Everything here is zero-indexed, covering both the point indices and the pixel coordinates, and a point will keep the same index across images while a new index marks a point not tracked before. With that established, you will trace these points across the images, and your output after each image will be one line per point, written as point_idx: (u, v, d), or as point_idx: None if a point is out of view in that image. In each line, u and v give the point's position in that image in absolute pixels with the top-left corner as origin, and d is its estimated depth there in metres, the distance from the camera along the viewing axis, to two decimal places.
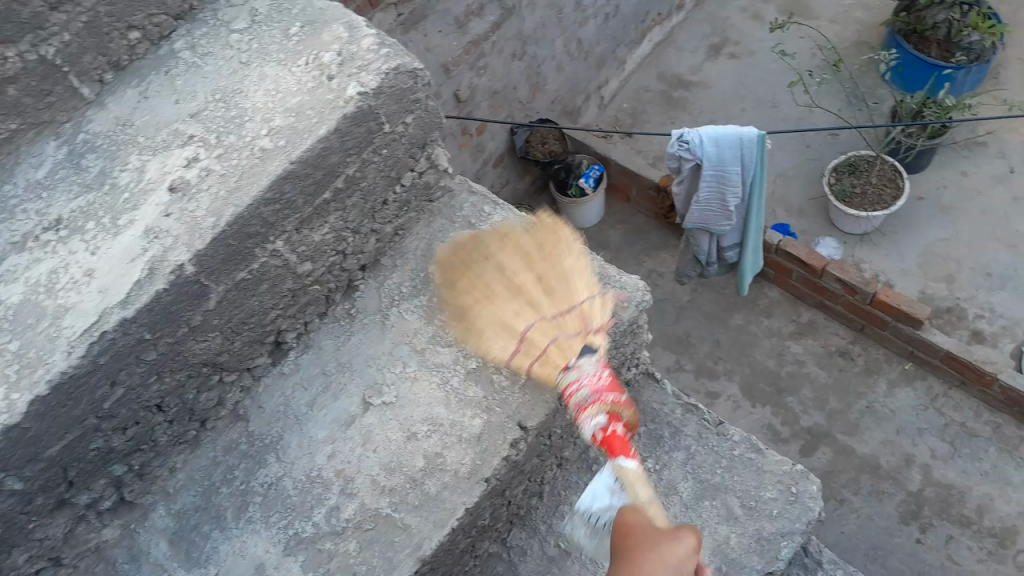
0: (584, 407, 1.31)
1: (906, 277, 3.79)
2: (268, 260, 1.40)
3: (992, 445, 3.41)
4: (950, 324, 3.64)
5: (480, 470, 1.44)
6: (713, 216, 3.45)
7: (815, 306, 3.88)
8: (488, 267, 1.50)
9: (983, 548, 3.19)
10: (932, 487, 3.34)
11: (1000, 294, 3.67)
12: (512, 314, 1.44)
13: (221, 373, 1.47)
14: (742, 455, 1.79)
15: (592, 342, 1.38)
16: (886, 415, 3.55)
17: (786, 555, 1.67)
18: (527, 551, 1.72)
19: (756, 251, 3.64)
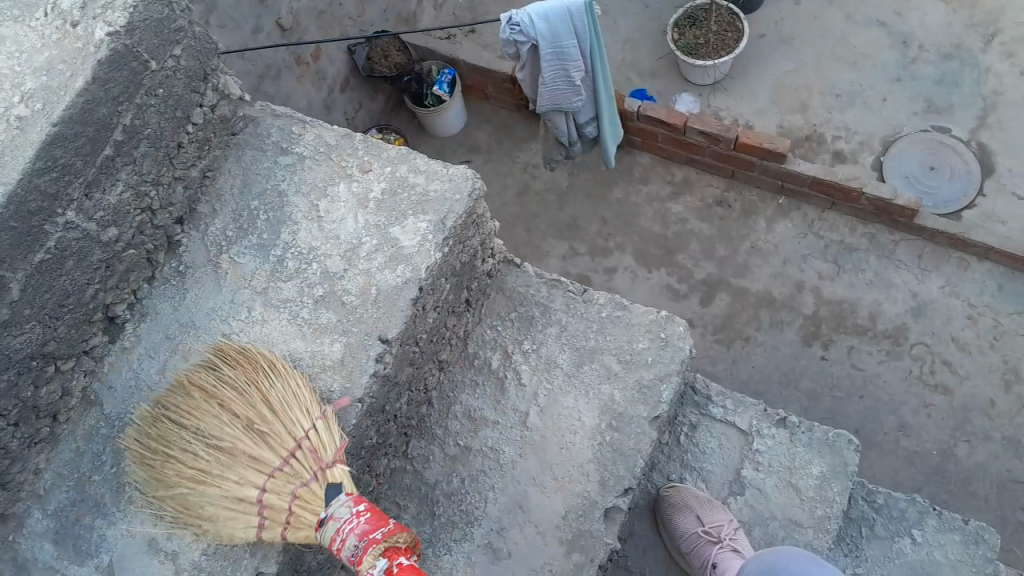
0: (358, 559, 1.23)
1: (763, 115, 3.29)
2: (64, 234, 1.31)
3: (870, 255, 3.05)
4: (809, 152, 3.21)
5: (352, 392, 1.44)
6: (563, 95, 2.88)
7: (686, 164, 3.32)
8: (196, 438, 1.36)
9: (882, 351, 2.91)
10: (826, 306, 3.01)
11: (852, 111, 3.24)
12: (236, 483, 1.33)
13: (56, 363, 1.39)
14: (609, 314, 1.83)
15: (335, 479, 1.34)
16: (771, 250, 3.13)
17: (668, 397, 1.75)
18: (430, 458, 1.77)
19: (613, 121, 3.12)
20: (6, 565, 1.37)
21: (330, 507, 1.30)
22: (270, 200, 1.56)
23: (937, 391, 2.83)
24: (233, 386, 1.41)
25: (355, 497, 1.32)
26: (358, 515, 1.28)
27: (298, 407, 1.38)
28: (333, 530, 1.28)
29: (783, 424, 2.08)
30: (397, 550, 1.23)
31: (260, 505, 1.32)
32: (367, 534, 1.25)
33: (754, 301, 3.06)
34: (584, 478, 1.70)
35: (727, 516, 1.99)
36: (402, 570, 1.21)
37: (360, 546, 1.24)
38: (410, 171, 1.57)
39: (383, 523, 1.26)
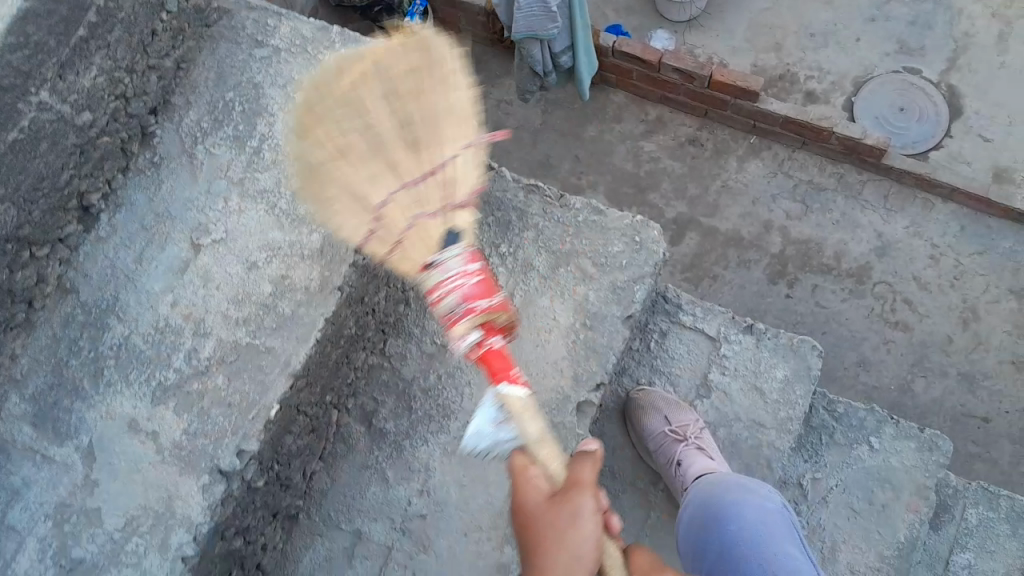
0: (453, 320, 1.17)
1: (737, 55, 3.26)
2: (38, 115, 1.31)
3: (838, 196, 3.08)
4: (781, 94, 3.21)
5: (331, 281, 1.45)
6: (539, 23, 2.74)
7: (659, 102, 3.25)
8: (350, 118, 1.23)
9: (845, 289, 2.99)
10: (792, 245, 3.05)
11: (825, 53, 3.23)
12: (366, 179, 1.25)
13: (32, 248, 1.40)
14: (585, 219, 1.86)
15: (455, 226, 1.25)
16: (741, 190, 3.14)
17: (642, 298, 1.80)
18: (407, 356, 1.80)
19: (589, 52, 2.98)
20: None
21: (440, 255, 1.21)
22: (245, 92, 1.55)
23: (897, 329, 2.94)
24: (414, 71, 1.26)
25: (470, 251, 1.23)
26: (468, 274, 1.19)
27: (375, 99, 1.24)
28: (437, 280, 1.19)
29: (750, 331, 2.15)
30: (492, 329, 1.19)
31: (376, 217, 1.24)
32: (470, 299, 1.17)
33: (722, 242, 3.09)
34: (557, 373, 1.76)
35: (694, 417, 2.05)
36: (489, 351, 1.19)
37: (457, 312, 1.17)
38: None
39: (487, 295, 1.19)
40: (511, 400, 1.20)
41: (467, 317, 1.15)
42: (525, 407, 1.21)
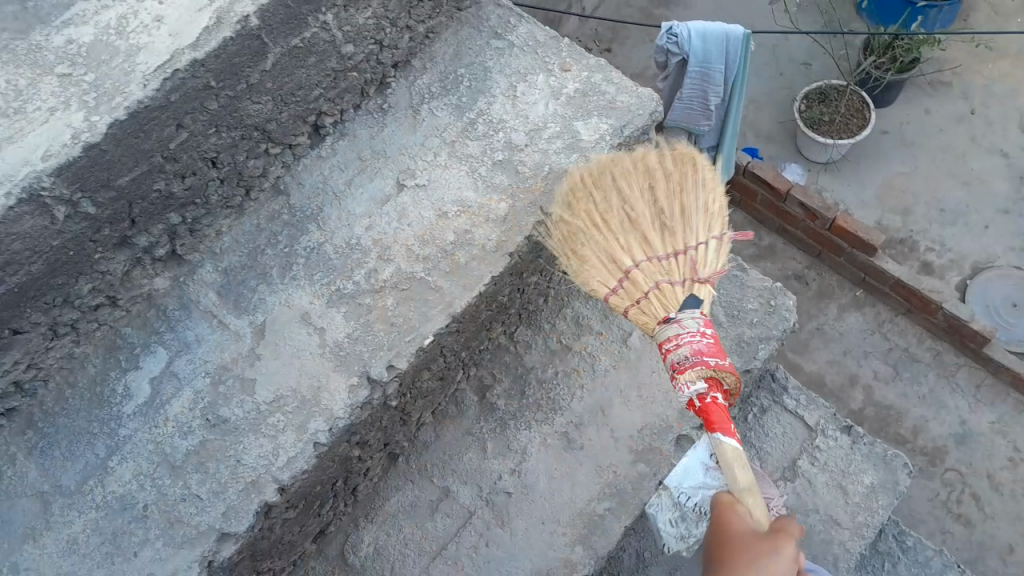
0: (682, 369, 1.36)
1: (864, 208, 3.69)
2: (318, 32, 1.51)
3: (930, 370, 3.34)
4: (901, 254, 3.60)
5: (506, 245, 1.59)
6: (694, 117, 3.19)
7: (776, 232, 3.68)
8: (613, 196, 1.56)
9: (914, 465, 3.21)
10: (872, 406, 3.31)
11: (952, 228, 3.63)
12: (625, 247, 1.53)
13: (268, 144, 1.59)
14: (727, 271, 1.97)
15: (697, 293, 1.47)
16: (835, 335, 3.46)
17: (763, 356, 1.88)
18: (532, 345, 1.90)
19: (731, 157, 3.40)
20: (172, 300, 1.54)
21: (681, 312, 1.42)
22: (475, 73, 1.75)
23: (957, 521, 3.12)
24: (674, 179, 1.56)
25: (708, 316, 1.41)
26: (702, 334, 1.38)
27: (626, 212, 1.55)
28: (675, 332, 1.40)
29: (847, 431, 2.19)
30: (717, 385, 1.37)
31: (624, 276, 1.51)
32: (702, 353, 1.36)
33: (803, 380, 3.41)
34: (666, 403, 1.84)
35: (776, 492, 2.06)
36: (712, 406, 1.37)
37: (691, 359, 1.36)
38: (603, 80, 1.74)
39: (719, 355, 1.36)
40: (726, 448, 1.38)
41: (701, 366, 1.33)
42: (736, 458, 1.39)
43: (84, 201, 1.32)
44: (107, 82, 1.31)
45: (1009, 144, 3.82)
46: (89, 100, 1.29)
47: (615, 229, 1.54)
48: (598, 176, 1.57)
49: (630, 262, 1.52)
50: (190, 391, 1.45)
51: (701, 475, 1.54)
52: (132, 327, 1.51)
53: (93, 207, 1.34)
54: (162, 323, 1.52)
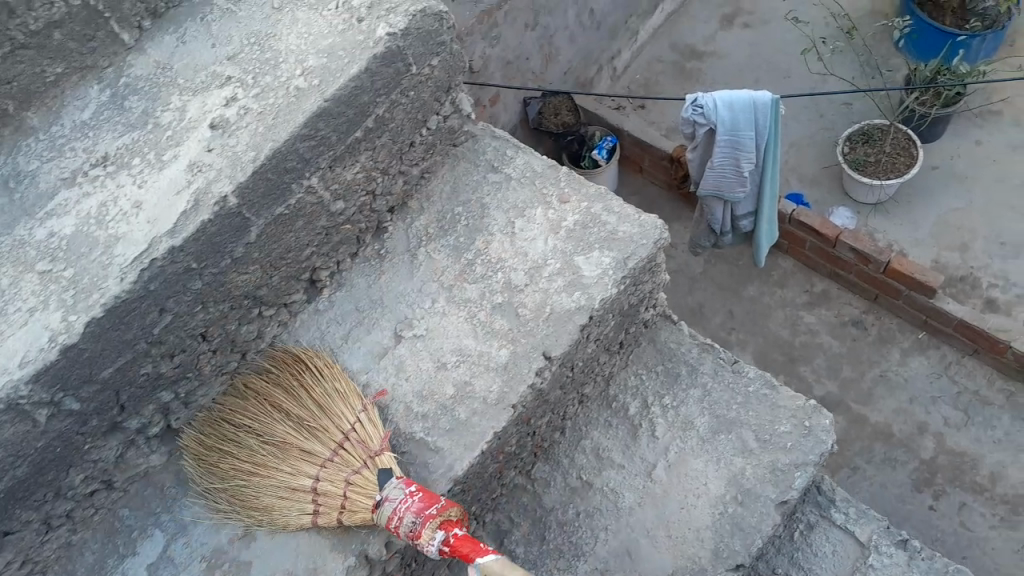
0: (417, 533, 1.29)
1: (919, 246, 3.41)
2: (304, 196, 1.46)
3: (1005, 413, 3.01)
4: (962, 294, 3.29)
5: (507, 397, 1.51)
6: (727, 183, 3.06)
7: (829, 276, 3.42)
8: (274, 436, 1.46)
9: (995, 515, 2.86)
10: (945, 455, 2.97)
11: (1015, 262, 3.32)
12: (292, 473, 1.42)
13: (261, 308, 1.54)
14: (756, 390, 1.86)
15: (384, 465, 1.39)
16: (900, 384, 3.14)
17: (801, 485, 1.73)
18: (551, 483, 1.81)
19: (771, 220, 3.24)
20: (170, 474, 1.52)
21: (383, 490, 1.35)
22: (472, 210, 1.69)
23: None
24: (329, 389, 1.50)
25: (406, 478, 1.37)
26: (410, 495, 1.33)
27: (345, 396, 1.48)
28: (388, 513, 1.32)
29: (903, 545, 2.01)
30: (452, 523, 1.31)
31: (314, 492, 1.40)
32: (422, 511, 1.30)
33: (869, 432, 3.07)
34: (698, 543, 1.70)
35: None
36: (460, 541, 1.29)
37: (418, 522, 1.29)
38: (604, 211, 1.65)
39: (434, 500, 1.32)
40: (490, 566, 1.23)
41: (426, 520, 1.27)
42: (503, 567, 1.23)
43: (66, 398, 1.29)
44: (86, 278, 1.28)
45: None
46: (66, 299, 1.27)
47: (327, 395, 1.49)
48: (251, 454, 1.45)
49: (323, 460, 1.42)
50: None
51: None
52: (130, 508, 1.49)
53: (77, 403, 1.31)
54: (159, 503, 1.49)
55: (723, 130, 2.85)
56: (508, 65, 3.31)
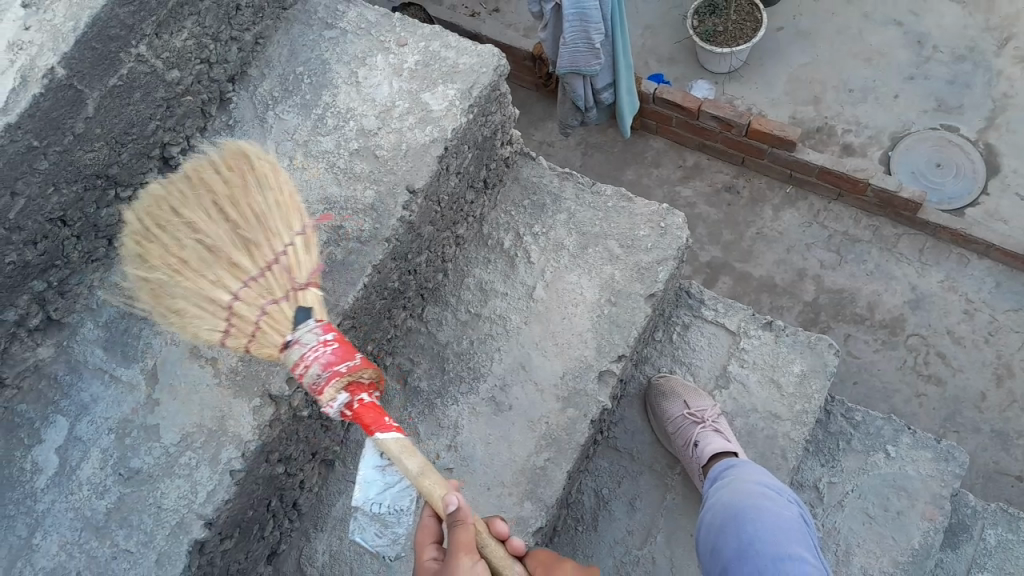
0: (318, 389, 1.23)
1: (776, 107, 3.59)
2: (135, 65, 1.48)
3: (873, 248, 3.27)
4: (821, 142, 3.50)
5: (380, 232, 1.59)
6: (582, 58, 3.06)
7: (697, 148, 3.56)
8: None
9: (877, 339, 3.14)
10: (826, 295, 3.23)
11: (863, 106, 3.53)
12: None
13: (117, 189, 1.56)
14: (614, 205, 2.00)
15: (303, 302, 1.34)
16: (777, 237, 3.36)
17: (665, 277, 1.90)
18: (443, 321, 1.93)
19: (630, 89, 3.31)
20: (61, 365, 1.53)
21: (296, 331, 1.30)
22: (314, 68, 1.73)
23: (931, 383, 3.06)
24: None
25: (324, 324, 1.31)
26: (325, 344, 1.27)
27: (285, 210, 1.41)
28: (297, 356, 1.27)
29: (769, 327, 2.23)
30: (360, 388, 1.26)
31: None
32: (331, 366, 1.24)
33: (755, 287, 3.30)
34: (582, 345, 1.85)
35: (710, 404, 2.11)
36: (364, 408, 1.26)
37: (323, 377, 1.24)
38: (441, 47, 1.72)
39: (348, 357, 1.26)
40: (386, 443, 1.24)
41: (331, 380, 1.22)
42: (399, 447, 1.24)
43: None
44: None
45: (900, 12, 3.69)
46: None
47: None
48: None
49: None
50: (98, 450, 1.45)
51: (373, 479, 1.30)
52: (26, 402, 1.51)
53: None
54: (56, 391, 1.51)
55: None
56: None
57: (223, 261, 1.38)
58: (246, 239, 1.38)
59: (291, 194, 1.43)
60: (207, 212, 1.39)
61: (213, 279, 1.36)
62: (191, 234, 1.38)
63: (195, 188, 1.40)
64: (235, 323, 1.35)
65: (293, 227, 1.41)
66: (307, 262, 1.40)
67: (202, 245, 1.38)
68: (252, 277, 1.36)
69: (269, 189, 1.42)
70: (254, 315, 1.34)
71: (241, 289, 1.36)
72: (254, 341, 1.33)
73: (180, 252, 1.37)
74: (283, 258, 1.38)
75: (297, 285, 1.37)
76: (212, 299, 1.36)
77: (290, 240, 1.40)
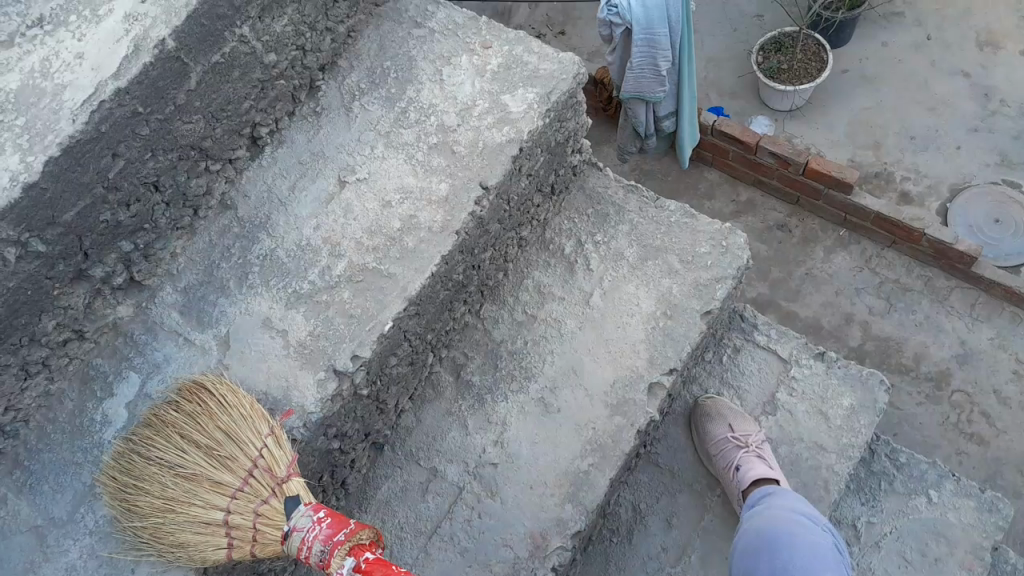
0: (326, 562, 1.30)
1: (836, 148, 3.56)
2: (237, 45, 1.56)
3: (924, 298, 3.23)
4: (877, 189, 3.46)
5: (451, 224, 1.63)
6: (647, 84, 3.10)
7: (752, 185, 3.56)
8: None
9: (921, 392, 3.10)
10: (872, 342, 3.20)
11: (924, 155, 3.50)
12: None
13: (208, 162, 1.64)
14: (677, 220, 2.03)
15: (290, 494, 1.39)
16: (826, 279, 3.35)
17: (723, 295, 1.92)
18: (499, 319, 1.97)
19: (692, 121, 3.34)
20: (138, 325, 1.60)
21: (291, 520, 1.35)
22: (401, 63, 1.80)
23: (972, 441, 3.01)
24: None
25: (315, 506, 1.37)
26: (319, 522, 1.34)
27: (252, 416, 1.43)
28: (298, 543, 1.33)
29: (822, 357, 2.23)
30: (361, 547, 1.31)
31: None
32: (332, 538, 1.31)
33: (800, 327, 3.29)
34: (634, 354, 1.87)
35: (756, 429, 2.11)
36: (372, 563, 1.28)
37: (327, 550, 1.30)
38: (524, 52, 1.77)
39: (341, 527, 1.32)
40: None
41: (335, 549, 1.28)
42: None
43: (33, 241, 1.36)
44: (37, 123, 1.34)
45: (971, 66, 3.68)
46: (21, 143, 1.33)
47: None
48: None
49: None
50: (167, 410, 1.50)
51: None
52: (102, 356, 1.57)
53: (43, 246, 1.38)
54: (131, 349, 1.58)
55: (638, 29, 2.86)
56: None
57: (210, 489, 1.40)
58: (221, 459, 1.42)
59: (253, 404, 1.44)
60: (181, 449, 1.43)
61: (201, 505, 1.39)
62: (169, 471, 1.42)
63: (161, 432, 1.45)
64: (234, 535, 1.37)
65: (262, 431, 1.42)
66: (284, 455, 1.42)
67: (182, 477, 1.41)
68: (237, 489, 1.40)
69: (235, 404, 1.44)
70: (250, 520, 1.37)
71: (229, 499, 1.39)
72: (256, 544, 1.36)
73: (166, 494, 1.40)
74: (261, 460, 1.41)
75: (280, 479, 1.40)
76: (206, 521, 1.37)
77: (261, 442, 1.41)
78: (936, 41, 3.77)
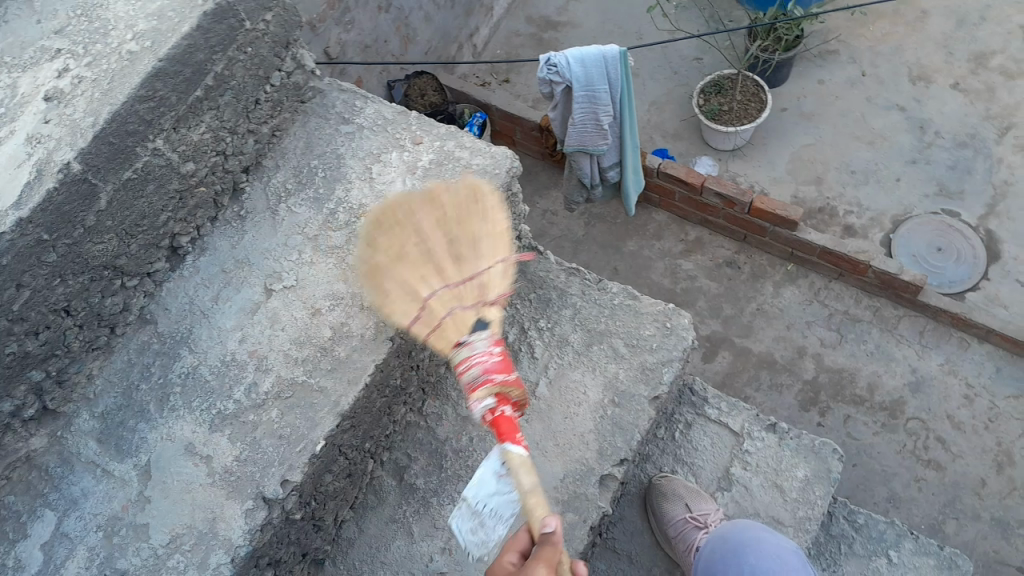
0: (472, 387, 1.31)
1: (779, 184, 3.61)
2: (150, 158, 1.49)
3: (873, 328, 3.26)
4: (822, 223, 3.50)
5: (385, 330, 1.57)
6: (590, 138, 3.10)
7: (700, 224, 3.59)
8: None
9: (877, 422, 3.08)
10: (825, 373, 3.19)
11: (865, 188, 3.55)
12: None
13: (123, 278, 1.56)
14: (620, 302, 2.00)
15: (485, 316, 1.43)
16: (777, 313, 3.34)
17: (669, 379, 1.88)
18: (443, 416, 1.90)
19: (635, 170, 3.34)
20: (53, 457, 1.51)
21: (471, 335, 1.39)
22: (328, 162, 1.75)
23: (930, 467, 2.98)
24: None
25: (496, 337, 1.39)
26: (490, 353, 1.35)
27: (498, 237, 1.51)
28: (464, 355, 1.35)
29: (772, 429, 2.20)
30: (506, 401, 1.31)
31: None
32: (490, 371, 1.31)
33: (754, 362, 3.26)
34: (583, 446, 1.82)
35: (713, 507, 2.08)
36: (502, 417, 1.31)
37: (481, 377, 1.31)
38: (456, 147, 1.74)
39: (505, 372, 1.33)
40: (513, 456, 1.31)
41: (486, 384, 1.29)
42: (523, 464, 1.31)
43: None
44: None
45: (903, 98, 3.77)
46: None
47: None
48: None
49: None
50: (84, 549, 1.41)
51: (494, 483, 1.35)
52: (15, 494, 1.48)
53: None
54: (46, 484, 1.48)
55: (578, 87, 2.90)
56: (364, 50, 3.42)
57: (434, 272, 1.47)
58: (456, 254, 1.49)
59: (502, 228, 1.52)
60: (431, 235, 1.49)
61: (407, 284, 1.46)
62: (414, 245, 1.48)
63: (422, 203, 1.50)
64: (424, 316, 1.44)
65: (499, 257, 1.50)
66: (499, 284, 1.50)
67: (422, 257, 1.48)
68: (444, 287, 1.46)
69: (384, 243, 1.51)
70: (443, 312, 1.43)
71: (440, 288, 1.46)
72: (434, 333, 1.42)
73: (391, 246, 1.48)
74: (484, 274, 1.47)
75: (487, 299, 1.46)
76: (413, 288, 1.46)
77: (494, 264, 1.50)
78: (872, 76, 3.86)
